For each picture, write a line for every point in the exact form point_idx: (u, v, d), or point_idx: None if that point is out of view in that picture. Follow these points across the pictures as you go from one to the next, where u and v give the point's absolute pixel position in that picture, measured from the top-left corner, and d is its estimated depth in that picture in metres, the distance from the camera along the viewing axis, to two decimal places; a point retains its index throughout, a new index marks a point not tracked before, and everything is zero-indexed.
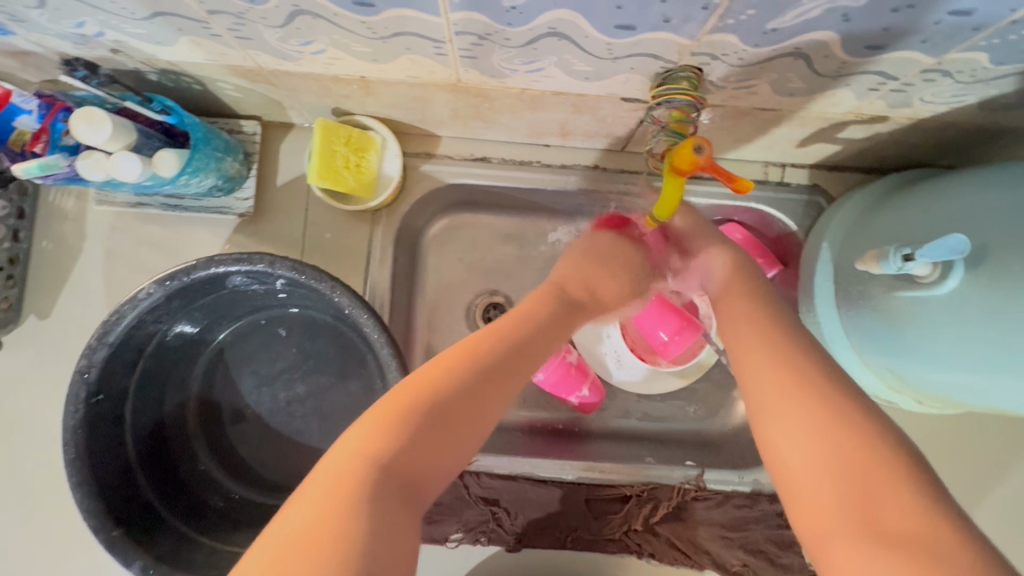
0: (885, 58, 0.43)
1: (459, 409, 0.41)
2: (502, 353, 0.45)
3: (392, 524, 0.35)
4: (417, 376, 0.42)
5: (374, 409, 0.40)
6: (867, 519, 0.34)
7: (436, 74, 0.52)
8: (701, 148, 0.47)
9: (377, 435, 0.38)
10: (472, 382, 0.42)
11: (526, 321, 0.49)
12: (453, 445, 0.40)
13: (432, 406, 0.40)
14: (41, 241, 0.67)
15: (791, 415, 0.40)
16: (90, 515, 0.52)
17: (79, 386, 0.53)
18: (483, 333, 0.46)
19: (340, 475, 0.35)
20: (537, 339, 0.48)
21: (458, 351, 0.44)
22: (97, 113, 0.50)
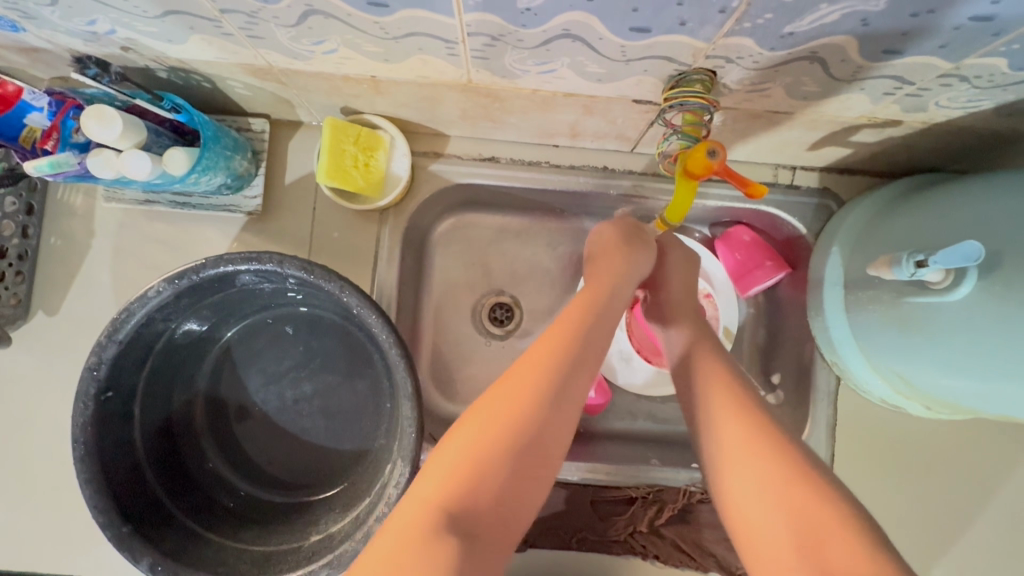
0: (902, 62, 0.43)
1: (522, 455, 0.44)
2: (559, 389, 0.47)
3: (466, 573, 0.39)
4: (470, 426, 0.45)
5: (433, 461, 0.44)
6: (821, 566, 0.37)
7: (447, 74, 0.52)
8: (715, 152, 0.47)
9: (440, 488, 0.41)
10: (526, 427, 0.44)
11: (572, 344, 0.49)
12: (517, 490, 0.43)
13: (487, 457, 0.43)
14: (49, 237, 0.67)
15: (750, 475, 0.43)
16: (99, 512, 0.52)
17: (88, 383, 0.53)
18: (528, 368, 0.48)
19: (406, 528, 0.39)
20: (583, 363, 0.49)
21: (503, 392, 0.46)
22: (107, 111, 0.50)
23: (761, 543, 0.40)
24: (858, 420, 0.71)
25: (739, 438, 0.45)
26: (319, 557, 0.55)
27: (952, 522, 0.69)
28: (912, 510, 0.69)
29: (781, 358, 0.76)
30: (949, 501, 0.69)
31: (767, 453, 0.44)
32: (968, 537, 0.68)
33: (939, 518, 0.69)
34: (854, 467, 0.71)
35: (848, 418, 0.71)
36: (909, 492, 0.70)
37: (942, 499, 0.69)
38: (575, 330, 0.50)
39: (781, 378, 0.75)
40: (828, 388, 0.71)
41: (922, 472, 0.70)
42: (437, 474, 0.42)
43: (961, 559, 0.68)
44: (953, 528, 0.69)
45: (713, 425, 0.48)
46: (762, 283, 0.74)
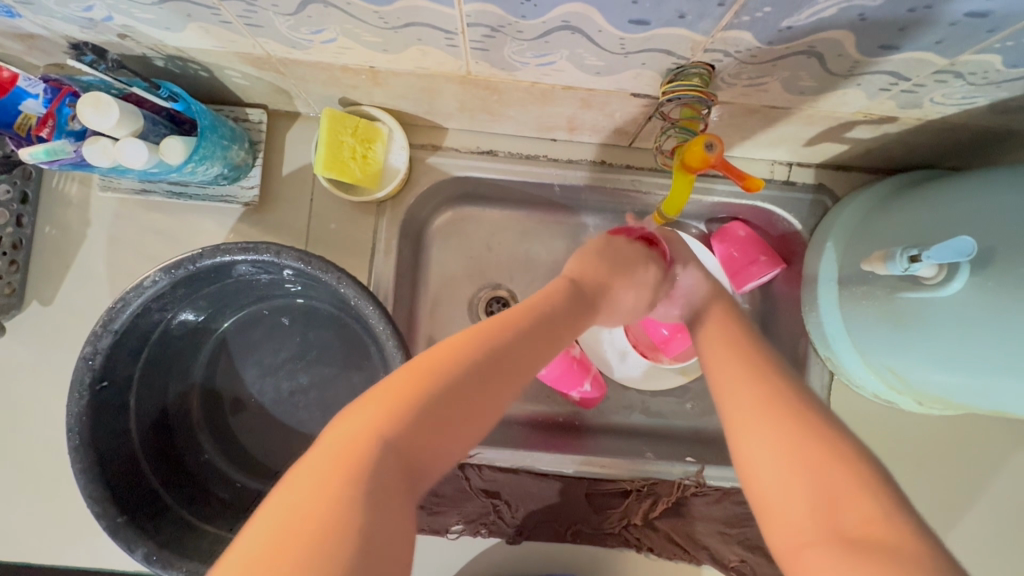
0: (897, 58, 0.43)
1: (466, 399, 0.41)
2: (514, 346, 0.46)
3: (391, 509, 0.35)
4: (423, 364, 0.42)
5: (377, 392, 0.40)
6: (837, 531, 0.36)
7: (446, 65, 0.52)
8: (713, 145, 0.47)
9: (385, 416, 0.38)
10: (473, 373, 0.42)
11: (540, 314, 0.50)
12: (453, 435, 0.40)
13: (434, 393, 0.40)
14: (44, 227, 0.67)
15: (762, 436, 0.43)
16: (93, 501, 0.52)
17: (84, 372, 0.53)
18: (490, 325, 0.46)
19: (346, 452, 0.36)
20: (544, 334, 0.48)
21: (463, 340, 0.44)
22: (103, 98, 0.49)
23: (776, 506, 0.40)
24: (851, 415, 0.72)
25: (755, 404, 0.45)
26: None
27: (943, 516, 0.70)
28: None
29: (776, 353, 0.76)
30: (940, 494, 0.70)
31: (776, 418, 0.43)
32: (958, 530, 0.69)
33: (929, 511, 0.70)
34: None
35: (841, 413, 0.72)
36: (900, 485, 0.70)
37: (932, 492, 0.70)
38: (545, 308, 0.51)
39: None
40: (822, 383, 0.72)
41: (913, 466, 0.71)
42: (380, 403, 0.39)
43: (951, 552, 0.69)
44: (943, 521, 0.69)
45: (727, 392, 0.47)
46: (757, 279, 0.74)
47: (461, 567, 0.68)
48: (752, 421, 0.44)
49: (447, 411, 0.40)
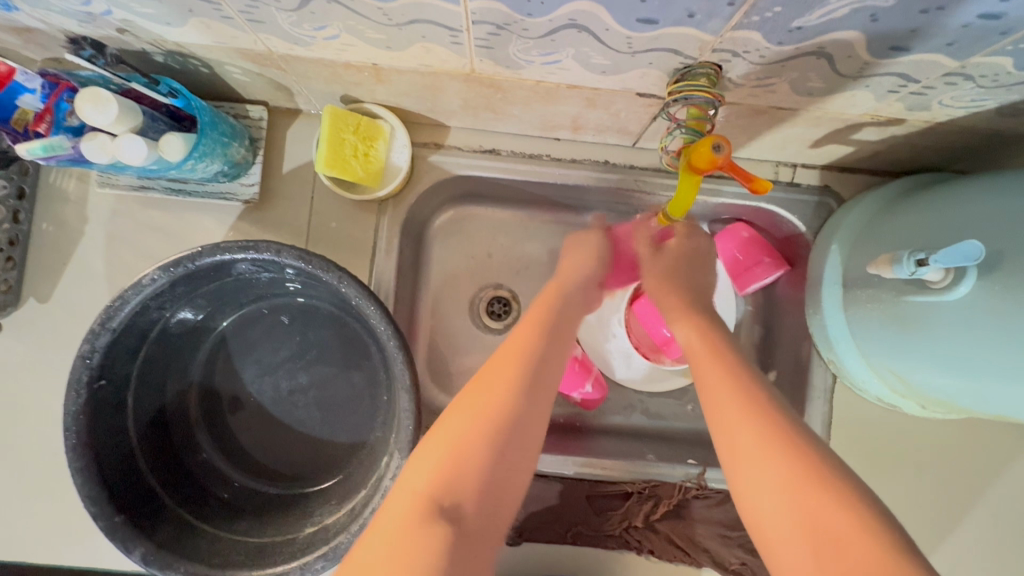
0: (908, 60, 0.43)
1: (515, 434, 0.44)
2: (535, 367, 0.48)
3: (468, 563, 0.38)
4: (453, 417, 0.44)
5: (419, 455, 0.43)
6: None
7: (449, 63, 0.51)
8: (720, 146, 0.46)
9: (429, 478, 0.41)
10: (504, 415, 0.44)
11: (543, 332, 0.52)
12: (506, 475, 0.43)
13: (475, 443, 0.42)
14: (41, 223, 0.66)
15: (763, 470, 0.40)
16: (91, 501, 0.52)
17: (81, 371, 0.52)
18: (499, 360, 0.48)
19: (403, 519, 0.39)
20: (553, 354, 0.51)
21: (480, 388, 0.46)
22: (102, 94, 0.49)
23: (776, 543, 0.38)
24: (854, 418, 0.72)
25: (748, 434, 0.42)
26: (313, 550, 0.54)
27: (945, 520, 0.69)
28: (902, 507, 0.70)
29: (779, 355, 0.76)
30: (940, 497, 0.70)
31: (772, 450, 0.40)
32: (957, 534, 0.69)
33: (929, 514, 0.70)
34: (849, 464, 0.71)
35: (844, 416, 0.72)
36: (901, 489, 0.70)
37: (933, 496, 0.70)
38: (542, 326, 0.53)
39: (777, 375, 0.76)
40: (825, 386, 0.71)
41: (915, 470, 0.70)
42: (423, 465, 0.42)
43: (952, 556, 0.69)
44: (943, 524, 0.69)
45: (719, 419, 0.44)
46: (760, 280, 0.74)
47: None
48: (745, 452, 0.41)
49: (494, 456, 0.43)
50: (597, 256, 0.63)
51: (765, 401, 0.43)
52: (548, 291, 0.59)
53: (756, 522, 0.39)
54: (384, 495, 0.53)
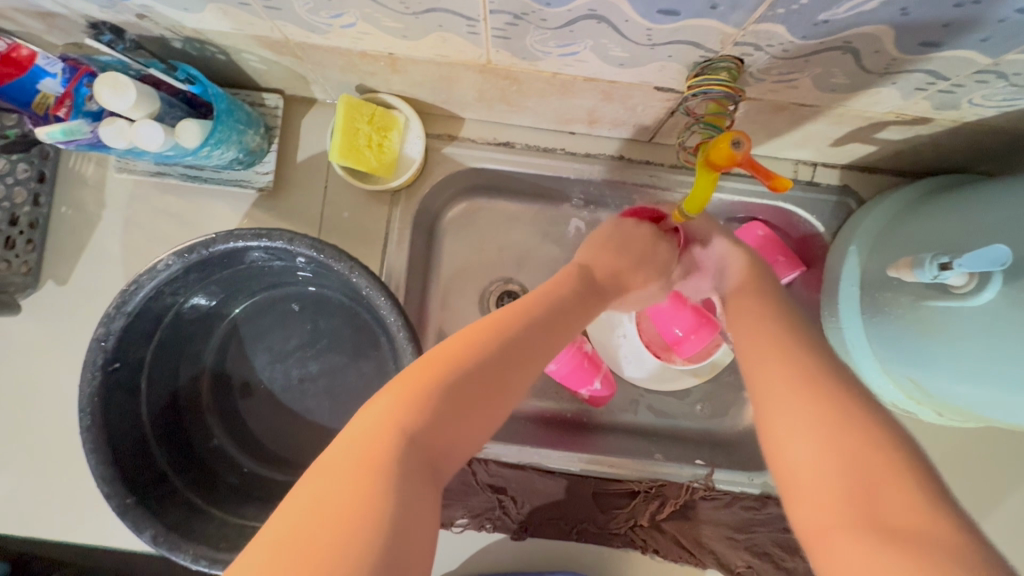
0: (938, 56, 0.41)
1: (495, 378, 0.43)
2: (538, 321, 0.48)
3: (414, 494, 0.37)
4: (435, 360, 0.42)
5: (393, 388, 0.41)
6: (874, 520, 0.34)
7: (465, 53, 0.51)
8: (740, 143, 0.44)
9: (400, 409, 0.39)
10: (484, 372, 0.43)
11: (560, 295, 0.53)
12: (469, 430, 0.42)
13: (450, 391, 0.41)
14: (61, 206, 0.67)
15: (799, 417, 0.40)
16: (104, 481, 0.52)
17: (96, 353, 0.53)
18: (494, 319, 0.47)
19: (365, 452, 0.37)
20: (563, 316, 0.51)
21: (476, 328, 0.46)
22: (120, 79, 0.49)
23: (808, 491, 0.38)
24: None
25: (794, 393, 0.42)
26: None
27: None
28: None
29: None
30: None
31: (811, 401, 0.41)
32: None
33: None
34: None
35: None
36: None
37: None
38: (553, 293, 0.52)
39: None
40: None
41: None
42: (394, 402, 0.40)
43: None
44: None
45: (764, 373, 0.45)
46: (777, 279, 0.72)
47: (463, 561, 0.68)
48: (786, 412, 0.41)
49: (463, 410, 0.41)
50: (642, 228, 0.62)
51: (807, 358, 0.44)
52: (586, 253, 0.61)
53: (784, 471, 0.40)
54: None
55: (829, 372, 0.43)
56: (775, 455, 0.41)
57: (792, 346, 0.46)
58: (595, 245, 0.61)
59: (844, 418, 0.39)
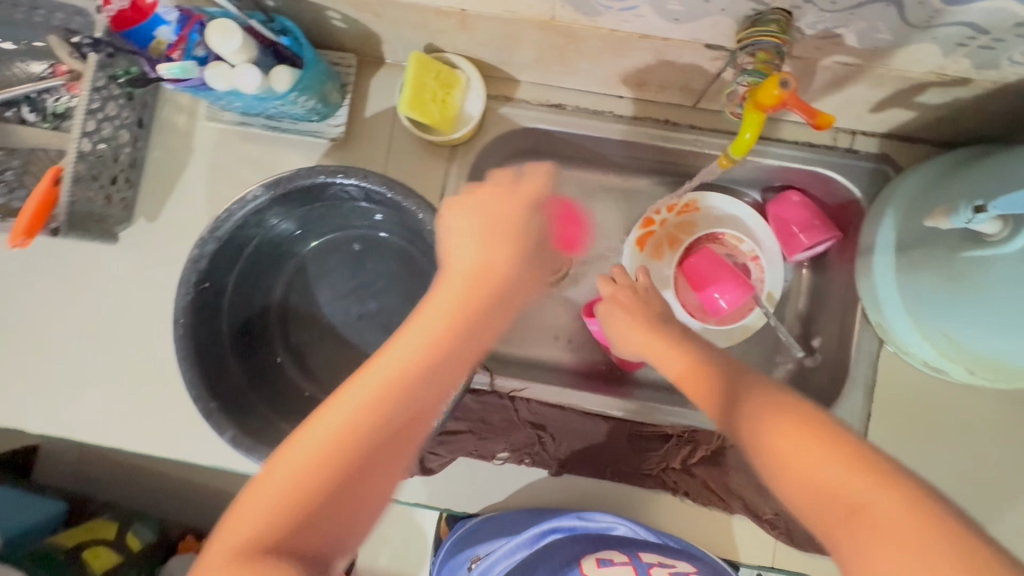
0: (979, 7, 0.45)
1: (374, 453, 0.42)
2: (418, 374, 0.44)
3: None
4: (304, 439, 0.42)
5: (263, 483, 0.42)
6: (878, 530, 0.36)
7: (532, 8, 0.56)
8: (786, 83, 0.50)
9: (268, 511, 0.40)
10: (352, 450, 0.42)
11: (445, 330, 0.47)
12: (345, 519, 0.41)
13: (312, 491, 0.41)
14: (155, 150, 0.74)
15: (782, 436, 0.42)
16: (192, 386, 0.59)
17: (191, 271, 0.60)
18: (353, 395, 0.43)
19: (233, 556, 0.39)
20: (448, 355, 0.46)
21: (347, 398, 0.43)
22: (229, 25, 0.55)
23: (817, 507, 0.39)
24: (899, 384, 0.72)
25: (777, 417, 0.43)
26: None
27: (986, 492, 0.70)
28: (942, 478, 0.70)
29: (824, 322, 0.78)
30: (982, 468, 0.70)
31: (796, 424, 0.42)
32: (998, 506, 0.69)
33: (971, 485, 0.70)
34: (891, 431, 0.72)
35: (889, 382, 0.73)
36: (944, 458, 0.71)
37: (974, 471, 0.70)
38: (429, 328, 0.46)
39: (821, 342, 0.78)
40: (870, 351, 0.72)
41: (959, 441, 0.71)
42: (263, 500, 0.41)
43: (992, 525, 0.69)
44: (985, 497, 0.70)
45: (740, 415, 0.45)
46: (808, 247, 0.76)
47: (502, 493, 0.72)
48: (777, 435, 0.42)
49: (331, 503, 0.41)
50: (512, 209, 0.55)
51: (754, 379, 0.48)
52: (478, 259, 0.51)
53: (797, 489, 0.40)
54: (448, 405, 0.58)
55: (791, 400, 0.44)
56: (783, 479, 0.41)
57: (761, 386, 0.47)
58: (484, 252, 0.52)
59: (827, 429, 0.41)
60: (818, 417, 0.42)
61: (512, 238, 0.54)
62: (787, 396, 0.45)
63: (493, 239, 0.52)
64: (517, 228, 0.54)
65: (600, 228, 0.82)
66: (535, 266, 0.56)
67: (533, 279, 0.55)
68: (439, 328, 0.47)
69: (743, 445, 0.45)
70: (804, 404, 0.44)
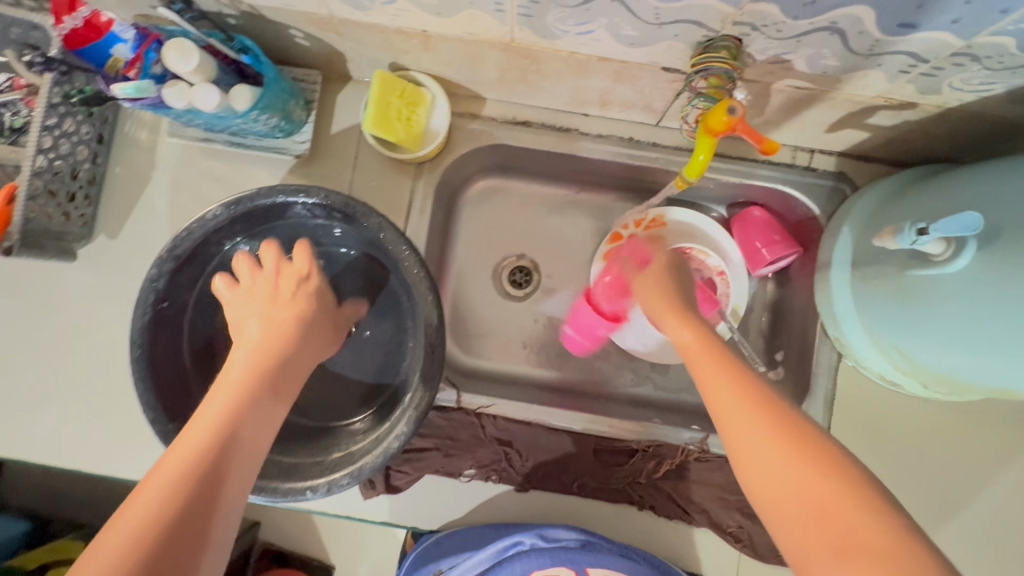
0: (916, 37, 0.46)
1: (188, 532, 0.40)
2: (231, 442, 0.45)
3: None
4: (105, 540, 0.38)
5: None
6: (844, 541, 0.35)
7: (491, 31, 0.56)
8: (734, 109, 0.51)
9: None
10: (159, 535, 0.38)
11: (253, 397, 0.48)
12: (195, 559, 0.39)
13: (157, 536, 0.38)
14: (115, 166, 0.73)
15: (760, 439, 0.41)
16: (149, 407, 0.58)
17: (149, 291, 0.59)
18: (187, 446, 0.43)
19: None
20: (257, 422, 0.47)
21: (148, 488, 0.41)
22: (186, 44, 0.55)
23: (786, 514, 0.38)
24: (859, 396, 0.74)
25: (762, 424, 0.42)
26: (340, 467, 0.60)
27: (943, 501, 0.71)
28: (903, 485, 0.72)
29: (787, 337, 0.79)
30: (938, 478, 0.72)
31: (782, 427, 0.41)
32: (955, 516, 0.71)
33: (927, 495, 0.72)
34: (852, 443, 0.73)
35: (849, 396, 0.74)
36: (902, 469, 0.72)
37: (934, 477, 0.72)
38: (238, 398, 0.48)
39: (784, 355, 0.79)
40: (830, 364, 0.74)
41: (917, 452, 0.73)
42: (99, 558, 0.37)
43: (949, 534, 0.71)
44: (941, 508, 0.71)
45: (725, 416, 0.44)
46: (771, 262, 0.77)
47: (470, 510, 0.72)
48: (759, 441, 0.41)
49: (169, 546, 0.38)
50: (296, 278, 0.58)
51: (751, 374, 0.46)
52: (248, 329, 0.54)
53: (766, 493, 0.40)
54: (410, 424, 0.58)
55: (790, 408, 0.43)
56: (755, 477, 0.41)
57: (758, 385, 0.45)
58: (258, 317, 0.54)
59: (813, 437, 0.40)
60: (800, 423, 0.42)
61: (298, 300, 0.57)
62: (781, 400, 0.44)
63: (277, 303, 0.56)
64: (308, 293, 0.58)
65: (569, 243, 0.83)
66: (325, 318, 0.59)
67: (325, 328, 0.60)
68: (246, 396, 0.48)
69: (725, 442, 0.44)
70: (790, 409, 0.43)
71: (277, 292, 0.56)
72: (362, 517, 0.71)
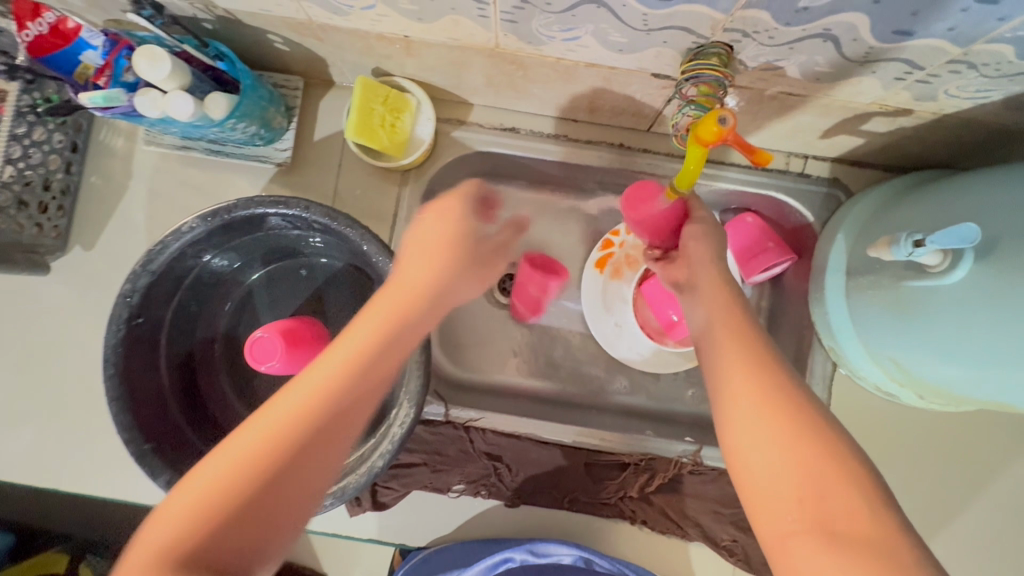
0: (912, 45, 0.45)
1: (304, 456, 0.39)
2: (364, 372, 0.43)
3: None
4: (232, 447, 0.39)
5: (179, 493, 0.38)
6: (822, 524, 0.36)
7: (476, 36, 0.54)
8: (725, 119, 0.46)
9: (180, 524, 0.37)
10: (279, 452, 0.39)
11: (395, 326, 0.46)
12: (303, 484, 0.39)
13: (275, 453, 0.39)
14: (90, 176, 0.71)
15: (753, 415, 0.41)
16: (123, 428, 0.55)
17: (122, 307, 0.57)
18: (327, 366, 0.42)
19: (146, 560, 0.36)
20: (391, 354, 0.45)
21: (282, 402, 0.41)
22: (156, 51, 0.53)
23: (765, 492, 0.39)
24: (854, 405, 0.73)
25: (752, 397, 0.41)
26: None
27: (939, 511, 0.70)
28: (900, 495, 0.71)
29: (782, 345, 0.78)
30: (934, 488, 0.71)
31: (770, 401, 0.41)
32: (951, 526, 0.70)
33: (923, 505, 0.70)
34: None
35: (844, 405, 0.73)
36: (898, 478, 0.71)
37: (931, 486, 0.71)
38: (382, 325, 0.45)
39: None
40: (824, 373, 0.73)
41: (912, 461, 0.71)
42: (181, 505, 0.37)
43: (945, 545, 0.70)
44: (937, 517, 0.70)
45: (724, 381, 0.43)
46: (766, 268, 0.73)
47: (459, 525, 0.70)
48: (746, 413, 0.41)
49: (250, 517, 0.37)
50: (450, 214, 0.54)
51: (751, 336, 0.45)
52: (407, 258, 0.51)
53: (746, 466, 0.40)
54: (394, 442, 0.56)
55: (786, 377, 0.42)
56: (735, 449, 0.41)
57: (755, 351, 0.44)
58: (413, 248, 0.52)
59: (801, 412, 0.40)
60: (792, 395, 0.41)
61: (451, 230, 0.53)
62: (775, 366, 0.43)
63: (427, 234, 0.52)
64: (445, 231, 0.53)
65: None
66: (478, 248, 0.55)
67: (478, 259, 0.55)
68: (387, 327, 0.45)
69: (714, 405, 0.44)
70: (789, 382, 0.42)
71: (437, 223, 0.54)
72: (349, 535, 0.70)
